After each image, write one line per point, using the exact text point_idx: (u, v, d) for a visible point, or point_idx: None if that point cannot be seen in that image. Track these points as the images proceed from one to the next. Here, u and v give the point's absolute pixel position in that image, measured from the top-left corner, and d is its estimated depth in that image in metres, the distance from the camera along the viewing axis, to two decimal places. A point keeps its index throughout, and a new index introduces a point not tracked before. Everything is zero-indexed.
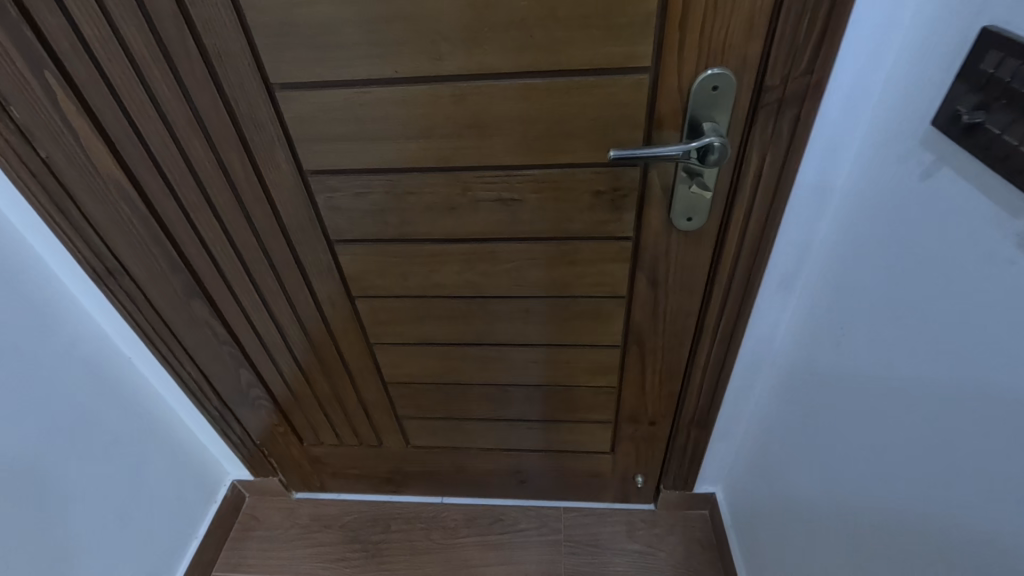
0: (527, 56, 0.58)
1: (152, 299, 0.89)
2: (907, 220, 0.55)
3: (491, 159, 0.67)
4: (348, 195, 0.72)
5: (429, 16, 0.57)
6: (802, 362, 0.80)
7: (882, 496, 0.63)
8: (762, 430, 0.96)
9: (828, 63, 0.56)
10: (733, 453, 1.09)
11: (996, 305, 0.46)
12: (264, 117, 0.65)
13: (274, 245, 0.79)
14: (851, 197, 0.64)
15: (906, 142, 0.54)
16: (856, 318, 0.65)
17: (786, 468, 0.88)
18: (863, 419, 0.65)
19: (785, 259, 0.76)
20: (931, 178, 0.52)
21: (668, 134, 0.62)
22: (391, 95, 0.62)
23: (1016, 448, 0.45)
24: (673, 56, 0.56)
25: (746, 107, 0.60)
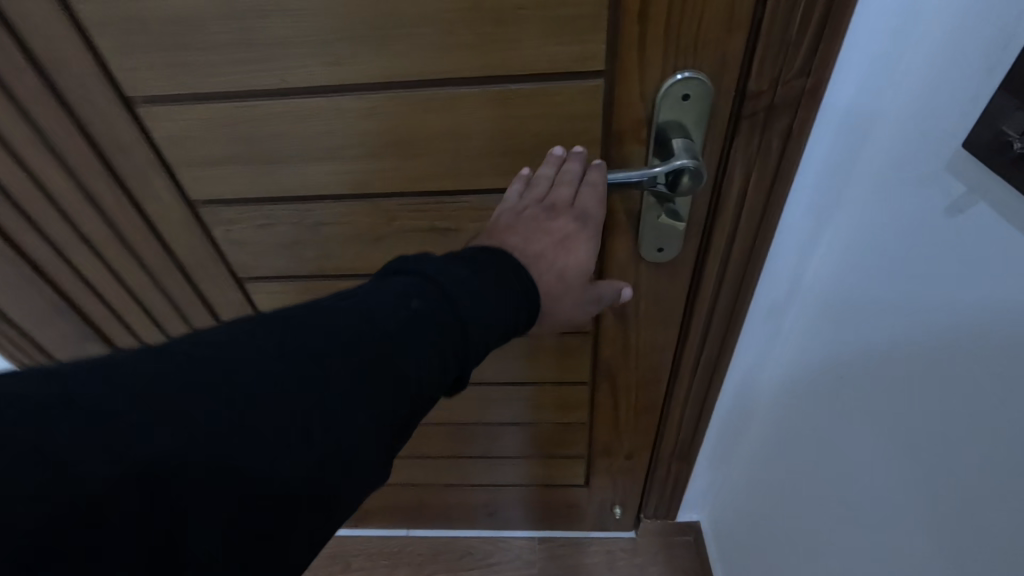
0: (448, 58, 0.45)
1: (40, 348, 0.76)
2: (925, 262, 0.44)
3: (417, 185, 0.55)
4: (251, 227, 0.60)
5: (316, 9, 0.43)
6: (792, 406, 0.69)
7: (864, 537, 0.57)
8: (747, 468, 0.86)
9: (829, 64, 0.43)
10: (716, 485, 1.00)
11: None
12: (128, 138, 0.52)
13: (173, 284, 0.67)
14: (851, 223, 0.53)
15: (926, 164, 0.43)
16: (856, 368, 0.54)
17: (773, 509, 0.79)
18: (860, 477, 0.56)
19: (772, 291, 0.64)
20: (961, 215, 0.40)
21: (630, 152, 0.50)
22: (282, 109, 0.49)
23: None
24: (633, 58, 0.44)
25: (725, 119, 0.47)
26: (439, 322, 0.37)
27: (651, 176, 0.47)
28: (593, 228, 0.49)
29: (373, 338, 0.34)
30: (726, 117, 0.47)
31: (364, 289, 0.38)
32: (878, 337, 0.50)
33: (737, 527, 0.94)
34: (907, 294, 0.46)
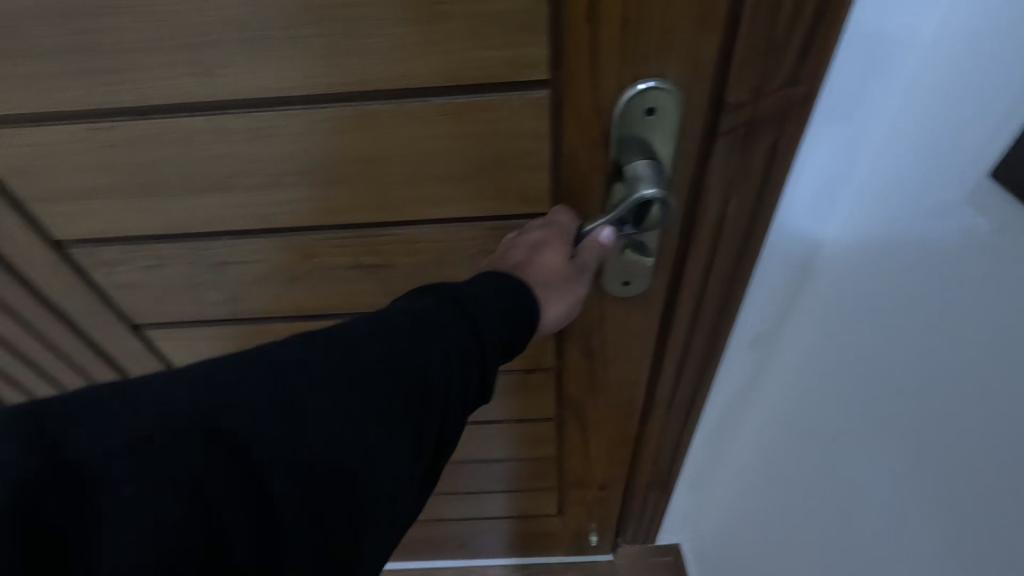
0: (353, 67, 0.36)
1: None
2: (935, 310, 0.36)
3: (334, 217, 0.45)
4: (137, 269, 0.49)
5: (171, 4, 0.33)
6: (776, 449, 0.62)
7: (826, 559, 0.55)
8: (730, 503, 0.79)
9: (823, 69, 0.35)
10: (697, 510, 0.93)
11: None
12: None
13: (54, 334, 0.56)
14: (839, 258, 0.44)
15: (939, 192, 0.35)
16: (844, 419, 0.47)
17: (753, 543, 0.73)
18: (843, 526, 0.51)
19: (754, 324, 0.56)
20: (986, 256, 0.33)
21: (588, 175, 0.41)
22: (150, 131, 0.39)
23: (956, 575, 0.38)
24: (583, 66, 0.35)
25: (698, 136, 0.39)
26: (457, 334, 0.36)
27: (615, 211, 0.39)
28: (554, 232, 0.41)
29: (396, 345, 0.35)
30: (699, 135, 0.39)
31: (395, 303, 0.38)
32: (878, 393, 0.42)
33: (720, 559, 0.87)
34: (900, 350, 0.39)
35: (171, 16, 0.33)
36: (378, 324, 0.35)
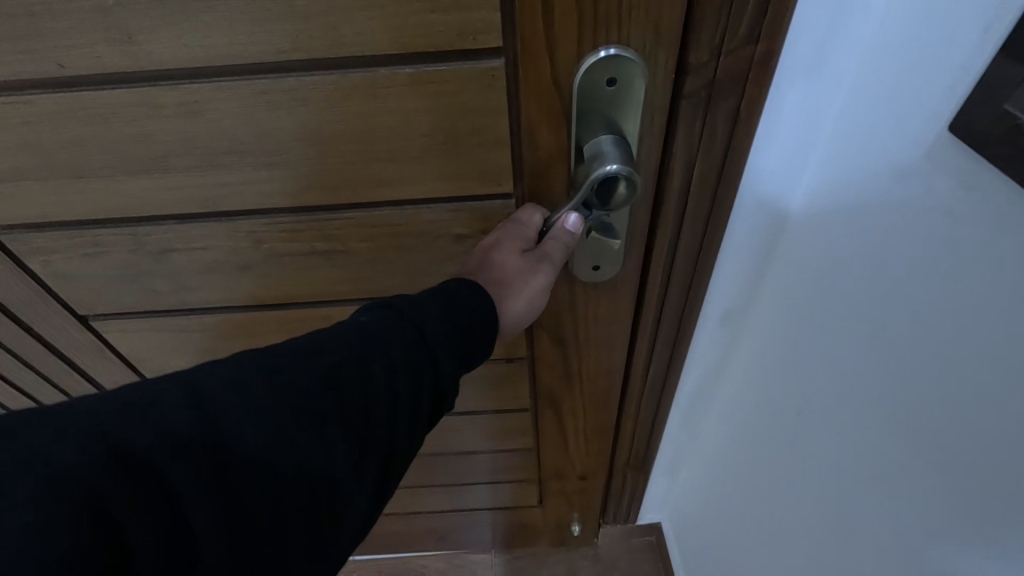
0: (287, 34, 0.33)
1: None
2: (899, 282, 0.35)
3: (283, 199, 0.42)
4: (78, 258, 0.46)
5: None
6: (749, 428, 0.60)
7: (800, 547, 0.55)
8: (707, 482, 0.78)
9: (783, 25, 0.33)
10: (678, 492, 0.92)
11: None
12: None
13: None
14: (805, 228, 0.43)
15: (896, 155, 0.33)
16: (814, 399, 0.46)
17: (729, 524, 0.73)
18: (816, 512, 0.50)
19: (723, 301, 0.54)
20: (944, 221, 0.31)
21: (549, 156, 0.39)
22: (72, 105, 0.36)
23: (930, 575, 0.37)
24: (537, 33, 0.33)
25: (664, 110, 0.37)
26: (417, 354, 0.34)
27: (578, 195, 0.36)
28: (512, 234, 0.39)
29: (351, 368, 0.32)
30: (665, 109, 0.36)
31: (344, 322, 0.35)
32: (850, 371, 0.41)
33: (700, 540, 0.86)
34: (886, 340, 0.36)
35: None
36: (332, 344, 0.33)
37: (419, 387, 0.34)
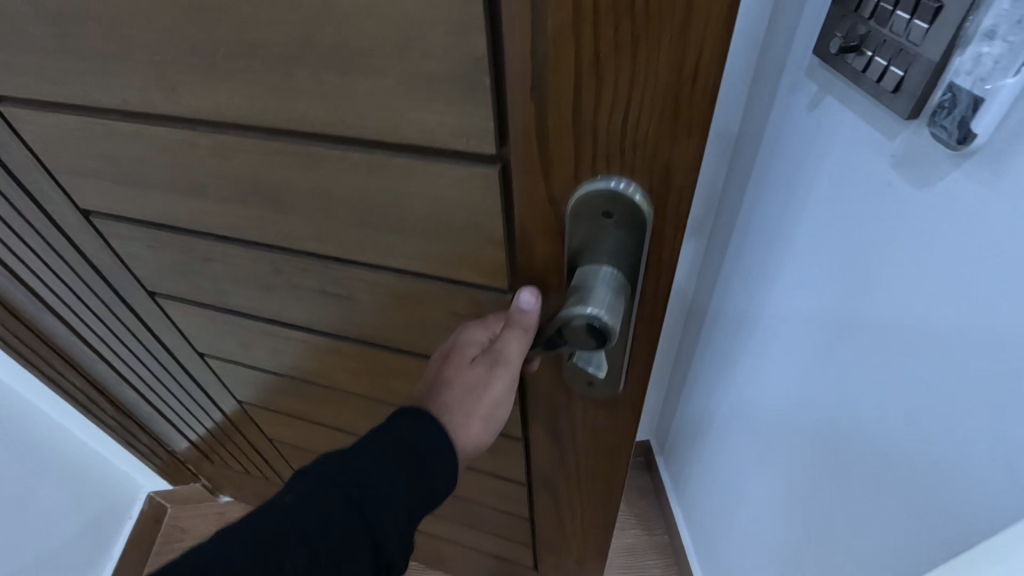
0: (294, 107, 0.33)
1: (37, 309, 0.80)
2: (808, 157, 0.52)
3: (293, 242, 0.44)
4: (143, 247, 0.53)
5: (133, 21, 0.33)
6: (711, 325, 0.76)
7: (759, 416, 0.67)
8: (679, 391, 0.91)
9: None
10: (658, 422, 1.03)
11: (882, 253, 0.44)
12: (4, 135, 0.46)
13: (97, 284, 0.62)
14: (746, 141, 0.60)
15: (790, 74, 0.52)
16: (764, 269, 0.61)
17: (706, 435, 0.85)
18: (765, 368, 0.64)
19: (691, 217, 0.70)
20: (817, 109, 0.50)
21: (541, 268, 0.35)
22: (134, 132, 0.40)
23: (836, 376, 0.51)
24: (528, 153, 0.29)
25: (672, 250, 0.31)
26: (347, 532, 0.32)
27: (552, 321, 0.31)
28: (470, 345, 0.36)
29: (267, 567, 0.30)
30: (678, 246, 0.31)
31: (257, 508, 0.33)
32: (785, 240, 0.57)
33: (683, 461, 0.97)
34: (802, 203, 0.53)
35: (135, 33, 0.33)
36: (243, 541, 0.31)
37: (353, 560, 0.32)
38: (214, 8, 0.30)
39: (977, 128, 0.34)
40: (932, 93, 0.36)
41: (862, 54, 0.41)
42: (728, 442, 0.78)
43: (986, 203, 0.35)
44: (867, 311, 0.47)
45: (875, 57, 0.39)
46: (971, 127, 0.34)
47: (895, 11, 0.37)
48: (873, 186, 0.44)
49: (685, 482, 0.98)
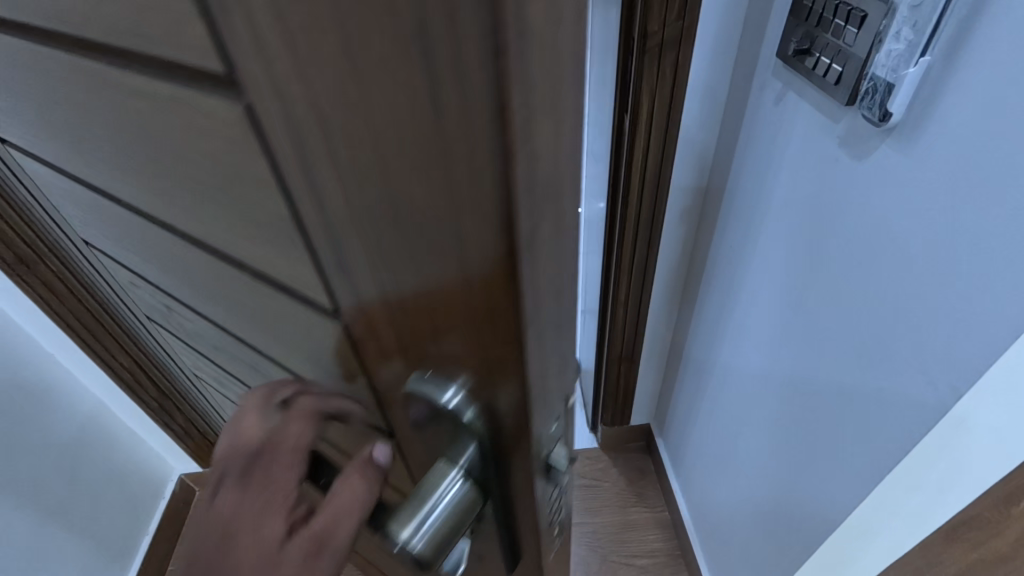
0: (189, 202, 0.32)
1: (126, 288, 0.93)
2: (772, 140, 0.75)
3: (231, 315, 0.45)
4: (154, 286, 0.57)
5: (61, 101, 0.33)
6: (709, 274, 1.04)
7: (754, 341, 0.91)
8: (686, 330, 1.20)
9: (694, 10, 0.75)
10: (669, 359, 1.34)
11: (817, 212, 0.68)
12: (49, 179, 0.52)
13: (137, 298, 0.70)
14: (727, 135, 0.88)
15: (763, 74, 0.74)
16: (756, 225, 0.84)
17: (716, 365, 1.08)
18: (748, 299, 0.91)
19: (682, 197, 1.01)
20: (780, 103, 0.71)
21: (397, 417, 0.33)
22: (97, 190, 0.42)
23: (813, 291, 0.72)
24: (353, 310, 0.27)
25: (517, 430, 0.28)
26: None
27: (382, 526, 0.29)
28: (235, 450, 0.34)
29: None
30: (525, 425, 0.28)
31: None
32: (759, 204, 0.82)
33: (684, 393, 1.27)
34: (768, 180, 0.78)
35: (70, 115, 0.34)
36: None
37: None
38: (102, 105, 0.30)
39: (891, 109, 0.51)
40: (861, 83, 0.54)
41: (810, 54, 0.61)
42: (716, 366, 1.08)
43: (906, 166, 0.52)
44: (818, 260, 0.69)
45: (832, 64, 0.57)
46: (887, 107, 0.51)
47: (846, 25, 0.55)
48: (805, 168, 0.69)
49: (680, 409, 1.31)
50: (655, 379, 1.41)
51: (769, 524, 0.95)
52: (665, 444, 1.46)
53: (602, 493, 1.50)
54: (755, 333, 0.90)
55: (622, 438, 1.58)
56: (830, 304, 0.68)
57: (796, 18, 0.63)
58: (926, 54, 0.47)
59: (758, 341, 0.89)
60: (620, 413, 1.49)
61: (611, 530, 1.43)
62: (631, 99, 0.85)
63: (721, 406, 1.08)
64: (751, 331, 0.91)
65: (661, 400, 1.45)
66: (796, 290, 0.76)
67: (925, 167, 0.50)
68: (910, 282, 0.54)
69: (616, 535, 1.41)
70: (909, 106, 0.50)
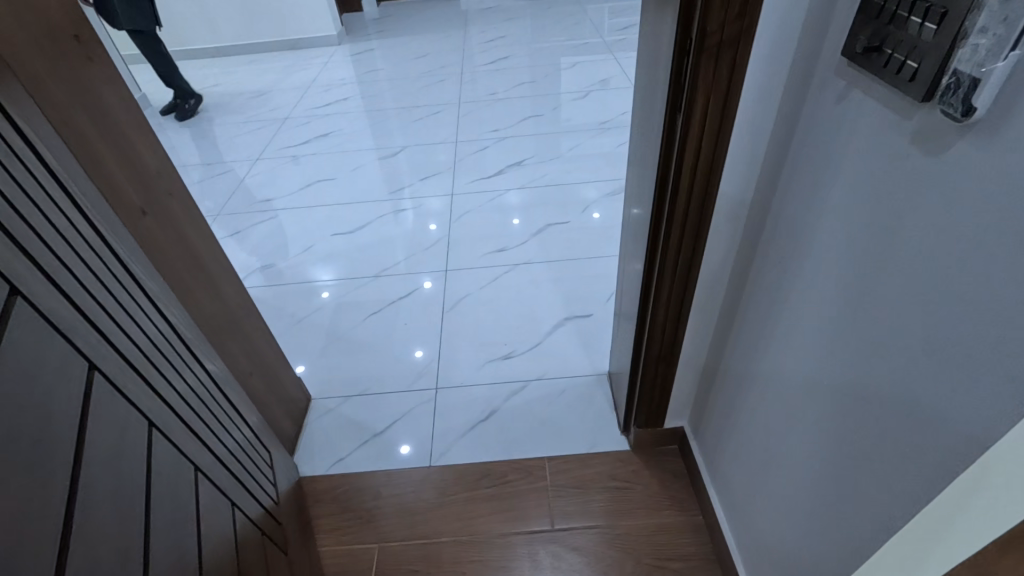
0: None
1: (133, 275, 0.89)
2: (830, 138, 0.75)
3: None
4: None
5: None
6: (754, 277, 1.04)
7: (800, 345, 0.91)
8: (727, 334, 1.20)
9: (755, 11, 0.76)
10: (704, 361, 1.34)
11: (877, 214, 0.68)
12: None
13: (108, 356, 0.75)
14: (779, 135, 0.88)
15: (823, 75, 0.74)
16: (808, 225, 0.84)
17: (759, 369, 1.07)
18: (795, 304, 0.91)
19: (729, 199, 1.02)
20: (843, 102, 0.71)
21: None
22: None
23: (867, 290, 0.72)
24: None
25: None
26: None
27: None
28: None
29: None
30: None
31: None
32: (812, 206, 0.82)
33: (723, 398, 1.27)
34: (824, 184, 0.78)
35: None
36: None
37: None
38: None
39: (975, 103, 0.51)
40: (941, 78, 0.54)
41: (882, 51, 0.61)
42: (758, 371, 1.08)
43: (980, 158, 0.52)
44: (879, 263, 0.69)
45: (908, 60, 0.58)
46: (971, 103, 0.51)
47: (925, 22, 0.56)
48: (866, 167, 0.69)
49: (717, 417, 1.31)
50: (690, 382, 1.41)
51: (809, 530, 0.94)
52: (701, 448, 1.45)
53: (633, 496, 1.49)
54: (798, 337, 0.91)
55: (653, 440, 1.58)
56: (886, 308, 0.69)
57: (864, 16, 0.64)
58: (1016, 47, 0.47)
59: (806, 345, 0.89)
60: (654, 415, 1.49)
61: (644, 533, 1.41)
62: (684, 101, 0.86)
63: (762, 409, 1.08)
64: (795, 334, 0.92)
65: (697, 406, 1.44)
66: (848, 292, 0.76)
67: (1002, 162, 0.50)
68: (978, 285, 0.55)
69: (649, 538, 1.40)
70: (993, 100, 0.50)
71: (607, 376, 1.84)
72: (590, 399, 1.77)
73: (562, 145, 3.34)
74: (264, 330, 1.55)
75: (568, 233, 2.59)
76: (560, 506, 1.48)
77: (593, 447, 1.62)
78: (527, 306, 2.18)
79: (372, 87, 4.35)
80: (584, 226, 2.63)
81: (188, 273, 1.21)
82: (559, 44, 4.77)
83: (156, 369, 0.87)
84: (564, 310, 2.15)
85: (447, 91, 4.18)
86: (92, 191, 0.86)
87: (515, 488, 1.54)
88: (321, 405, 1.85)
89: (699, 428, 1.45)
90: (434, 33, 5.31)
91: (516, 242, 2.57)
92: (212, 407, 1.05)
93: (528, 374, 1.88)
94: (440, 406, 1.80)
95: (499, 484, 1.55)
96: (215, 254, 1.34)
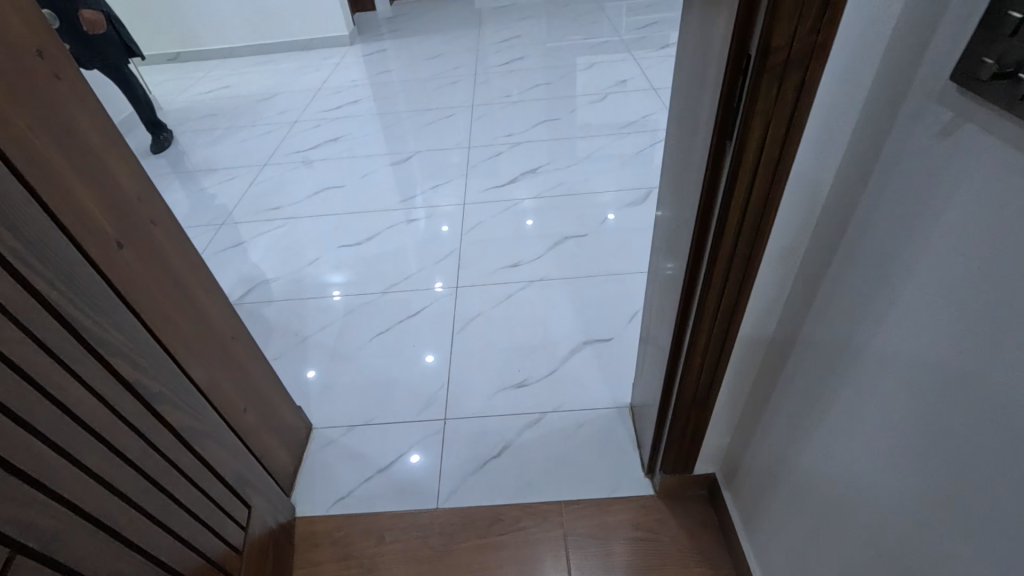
0: None
1: (70, 331, 0.77)
2: (926, 177, 0.61)
3: None
4: None
5: None
6: (812, 325, 0.90)
7: (873, 414, 0.77)
8: (773, 382, 1.06)
9: (833, 22, 0.62)
10: (743, 406, 1.20)
11: (997, 280, 0.54)
12: None
13: None
14: (851, 167, 0.74)
15: (917, 101, 0.61)
16: (889, 278, 0.70)
17: (815, 428, 0.93)
18: (867, 366, 0.77)
19: (784, 235, 0.89)
20: (948, 137, 0.57)
21: None
22: None
23: (977, 371, 0.58)
24: None
25: None
26: None
27: None
28: None
29: None
30: None
31: None
32: (898, 256, 0.68)
33: (767, 451, 1.12)
34: (917, 233, 0.64)
35: None
36: None
37: None
38: None
39: None
40: None
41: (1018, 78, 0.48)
42: (815, 432, 0.93)
43: None
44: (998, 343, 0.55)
45: None
46: None
47: None
48: (983, 220, 0.55)
49: (760, 471, 1.17)
50: (726, 427, 1.27)
51: None
52: (737, 501, 1.30)
53: (659, 550, 1.35)
54: (869, 404, 0.77)
55: (680, 486, 1.44)
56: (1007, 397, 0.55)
57: (987, 31, 0.50)
58: None
59: (880, 416, 0.75)
60: (682, 461, 1.35)
61: None
62: (738, 128, 0.73)
63: (819, 474, 0.94)
64: (864, 399, 0.78)
65: (732, 453, 1.30)
66: (945, 367, 0.62)
67: None
68: None
69: None
70: None
71: (630, 409, 1.70)
72: (610, 435, 1.63)
73: (580, 150, 3.20)
74: (260, 357, 1.45)
75: (586, 247, 2.45)
76: (578, 558, 1.36)
77: (614, 490, 1.49)
78: (543, 327, 2.05)
79: (383, 89, 4.24)
80: (603, 238, 2.49)
81: (173, 305, 1.10)
82: (576, 43, 4.62)
83: (55, 453, 0.73)
84: (582, 332, 2.01)
85: (460, 92, 4.05)
86: (34, 234, 0.74)
87: (529, 536, 1.42)
88: (324, 434, 1.74)
89: (733, 477, 1.31)
90: (448, 33, 5.18)
91: (531, 256, 2.44)
92: (155, 480, 0.91)
93: (543, 404, 1.75)
94: (449, 439, 1.68)
95: (512, 531, 1.43)
96: (205, 282, 1.24)
